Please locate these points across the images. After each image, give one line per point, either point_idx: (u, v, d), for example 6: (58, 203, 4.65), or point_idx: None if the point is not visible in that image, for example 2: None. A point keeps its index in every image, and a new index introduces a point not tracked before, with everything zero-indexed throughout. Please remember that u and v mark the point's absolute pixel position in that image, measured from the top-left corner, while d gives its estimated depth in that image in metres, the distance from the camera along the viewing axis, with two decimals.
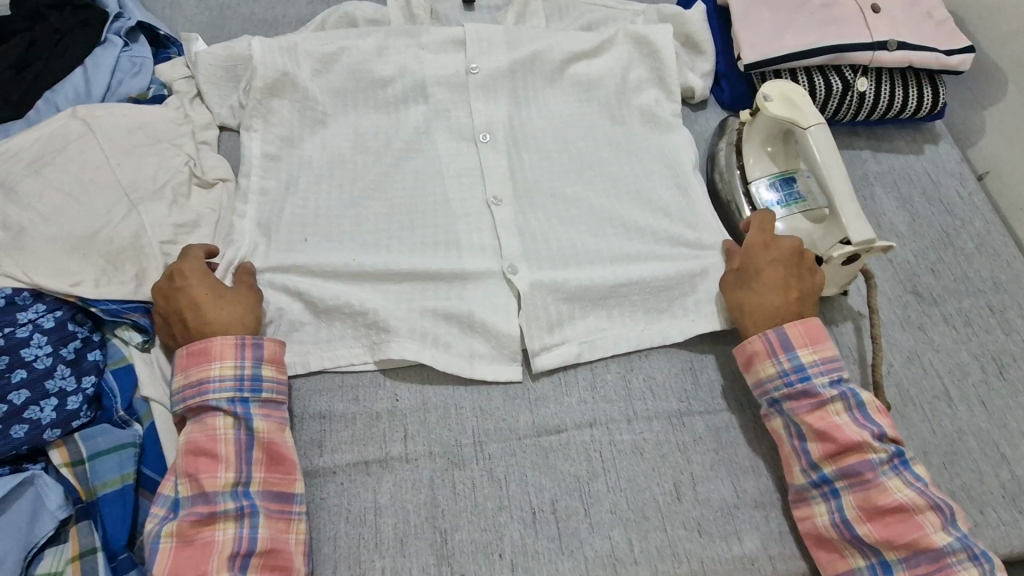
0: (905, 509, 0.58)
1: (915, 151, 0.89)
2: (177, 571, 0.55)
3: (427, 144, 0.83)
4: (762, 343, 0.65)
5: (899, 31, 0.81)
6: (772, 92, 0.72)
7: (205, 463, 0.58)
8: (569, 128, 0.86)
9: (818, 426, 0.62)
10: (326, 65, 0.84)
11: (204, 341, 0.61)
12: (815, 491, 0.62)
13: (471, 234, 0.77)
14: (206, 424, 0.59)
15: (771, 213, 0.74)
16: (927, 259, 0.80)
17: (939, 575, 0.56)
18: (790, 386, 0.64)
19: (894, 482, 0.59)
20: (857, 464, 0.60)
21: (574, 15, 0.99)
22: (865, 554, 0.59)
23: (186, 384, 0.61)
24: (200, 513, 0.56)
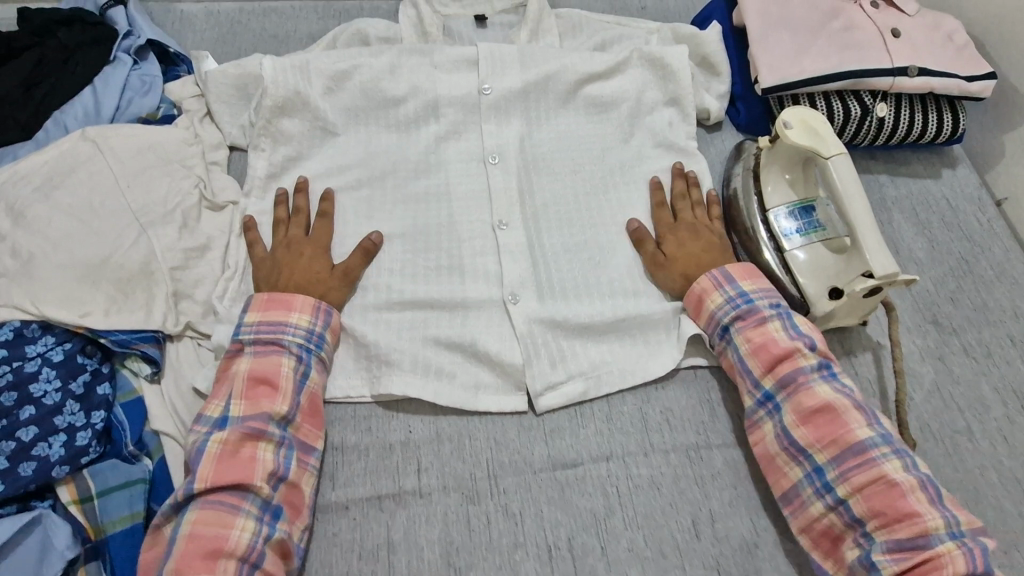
0: (833, 409, 0.61)
1: (933, 176, 0.88)
2: (220, 475, 0.56)
3: (439, 165, 0.82)
4: (709, 277, 0.71)
5: (920, 56, 0.80)
6: (793, 118, 0.71)
7: (262, 390, 0.61)
8: (583, 149, 0.85)
9: (757, 342, 0.66)
10: (338, 83, 0.83)
11: (287, 294, 0.66)
12: (761, 410, 0.66)
13: (475, 260, 0.76)
14: (272, 357, 0.63)
15: (789, 241, 0.74)
16: (946, 287, 0.79)
17: (864, 468, 0.58)
18: (735, 308, 0.68)
19: (823, 388, 0.63)
20: (790, 373, 0.64)
21: (588, 33, 0.98)
22: (803, 463, 0.62)
23: (259, 320, 0.65)
24: (251, 428, 0.58)
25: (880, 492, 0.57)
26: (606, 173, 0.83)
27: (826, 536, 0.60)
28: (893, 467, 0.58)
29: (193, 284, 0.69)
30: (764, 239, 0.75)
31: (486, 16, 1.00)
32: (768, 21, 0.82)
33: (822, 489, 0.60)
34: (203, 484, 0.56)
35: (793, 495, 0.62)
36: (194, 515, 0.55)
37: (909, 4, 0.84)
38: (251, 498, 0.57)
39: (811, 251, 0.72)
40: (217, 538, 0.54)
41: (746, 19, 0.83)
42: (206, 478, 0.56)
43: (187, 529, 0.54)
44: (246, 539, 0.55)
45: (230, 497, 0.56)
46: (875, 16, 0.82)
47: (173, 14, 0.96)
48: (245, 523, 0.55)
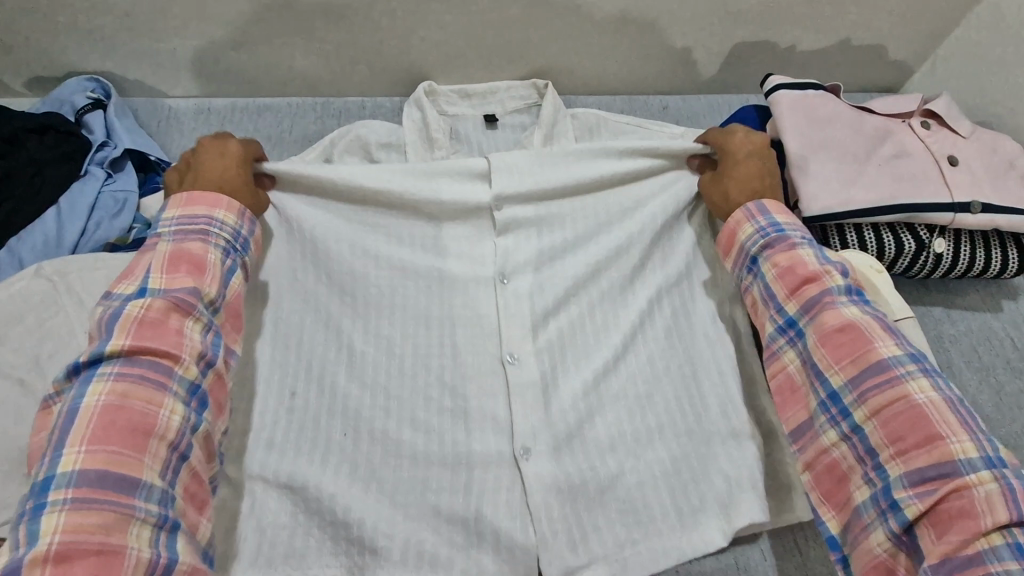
0: (857, 330, 0.56)
1: (993, 310, 0.78)
2: (142, 341, 0.51)
3: (441, 290, 0.72)
4: (742, 211, 0.67)
5: (983, 190, 0.71)
6: (845, 270, 0.66)
7: (184, 268, 0.56)
8: (601, 265, 0.73)
9: (784, 265, 0.62)
10: (331, 204, 0.74)
11: (213, 193, 0.61)
12: (781, 339, 0.62)
13: (481, 403, 0.66)
14: (196, 242, 0.58)
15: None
16: (1021, 450, 0.69)
17: (887, 388, 0.53)
18: (765, 237, 0.64)
19: (850, 311, 0.57)
20: (817, 296, 0.59)
21: (605, 137, 0.91)
22: (817, 390, 0.58)
23: (179, 216, 0.60)
24: (174, 299, 0.54)
25: (922, 454, 0.50)
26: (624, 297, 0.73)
27: (867, 550, 0.52)
28: (951, 445, 0.49)
29: None
30: None
31: (497, 117, 0.93)
32: (810, 140, 0.74)
33: (880, 500, 0.52)
34: (76, 457, 0.46)
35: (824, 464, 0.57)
36: (58, 509, 0.44)
37: (963, 125, 0.76)
38: (178, 378, 0.52)
39: None
40: (110, 518, 0.45)
41: (784, 138, 0.75)
42: (125, 345, 0.50)
43: (52, 535, 0.43)
44: (156, 493, 0.48)
45: (118, 478, 0.46)
46: (927, 139, 0.74)
47: (160, 111, 0.91)
48: (149, 491, 0.47)
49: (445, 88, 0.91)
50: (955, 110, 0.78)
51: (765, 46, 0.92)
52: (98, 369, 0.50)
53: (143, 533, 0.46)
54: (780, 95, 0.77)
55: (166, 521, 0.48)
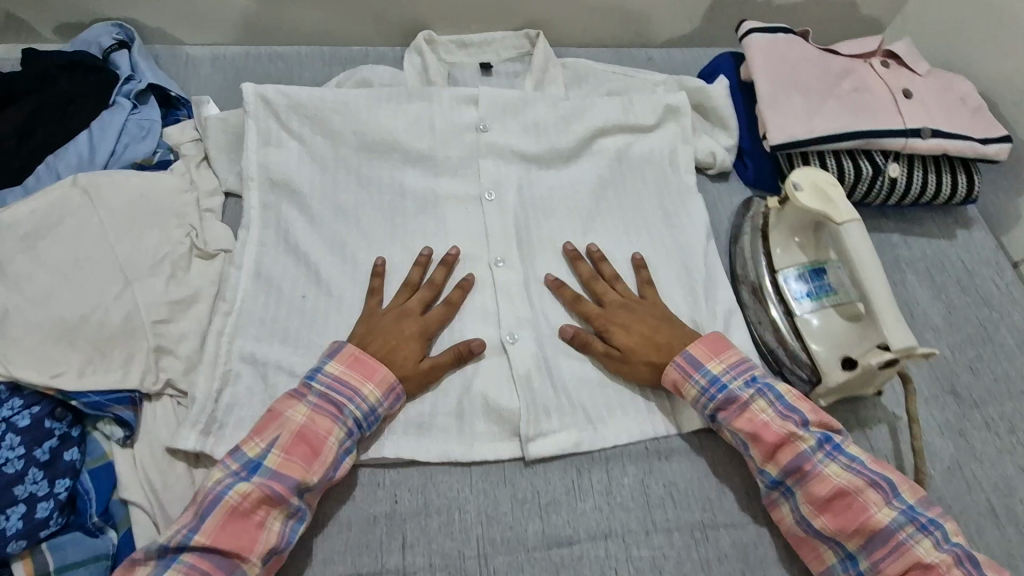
0: (848, 495, 0.59)
1: (947, 237, 0.85)
2: (220, 539, 0.54)
3: (436, 206, 0.83)
4: (675, 368, 0.67)
5: (933, 118, 0.78)
6: (802, 180, 0.69)
7: (302, 451, 0.59)
8: (576, 187, 0.86)
9: (749, 430, 0.63)
10: (338, 134, 0.84)
11: (376, 361, 0.64)
12: (776, 492, 0.63)
13: (472, 300, 0.76)
14: (325, 420, 0.61)
15: (799, 305, 0.72)
16: (964, 356, 0.76)
17: (896, 555, 0.57)
18: (713, 400, 0.65)
19: (832, 470, 0.60)
20: (793, 459, 0.61)
21: (593, 83, 0.97)
22: (834, 548, 0.60)
23: (336, 375, 0.63)
24: (270, 492, 0.56)
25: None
26: (602, 219, 0.84)
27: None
28: (924, 549, 0.57)
29: (177, 339, 0.67)
30: (773, 302, 0.74)
31: (491, 65, 0.99)
32: (777, 79, 0.80)
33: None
34: (202, 542, 0.54)
35: (795, 540, 0.62)
36: (179, 572, 0.53)
37: (920, 64, 0.83)
38: (241, 572, 0.54)
39: (824, 317, 0.71)
40: (219, 569, 0.54)
41: (755, 76, 0.81)
42: (207, 537, 0.54)
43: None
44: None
45: (221, 564, 0.54)
46: (885, 76, 0.81)
47: (178, 56, 0.96)
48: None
49: (444, 38, 0.97)
50: (913, 51, 0.84)
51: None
52: (179, 555, 0.54)
53: (252, 570, 0.54)
54: (753, 38, 0.82)
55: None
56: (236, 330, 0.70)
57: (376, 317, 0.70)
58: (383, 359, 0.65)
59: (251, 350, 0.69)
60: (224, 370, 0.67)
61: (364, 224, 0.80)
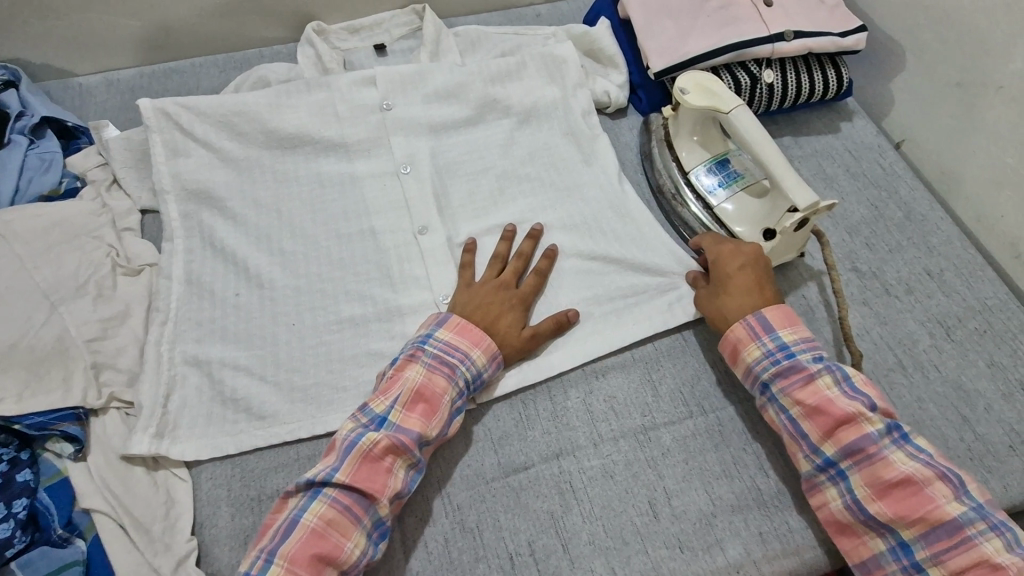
0: (913, 482, 0.56)
1: (833, 130, 0.91)
2: (357, 478, 0.57)
3: (353, 187, 0.84)
4: (745, 329, 0.66)
5: (793, 21, 0.84)
6: (688, 84, 0.75)
7: (420, 409, 0.62)
8: (485, 148, 0.88)
9: (810, 403, 0.61)
10: (243, 131, 0.85)
11: (481, 331, 0.67)
12: (822, 475, 0.61)
13: (403, 267, 0.79)
14: (440, 380, 0.63)
15: (715, 196, 0.78)
16: (861, 234, 0.82)
17: (960, 549, 0.54)
18: (776, 365, 0.64)
19: (897, 457, 0.58)
20: (857, 441, 0.59)
21: (488, 46, 1.00)
22: (884, 536, 0.57)
23: (447, 339, 0.65)
24: (398, 442, 0.59)
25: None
26: (516, 178, 0.87)
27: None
28: (992, 547, 0.53)
29: (115, 353, 0.70)
30: (693, 202, 0.80)
31: (386, 45, 1.01)
32: (648, 11, 0.86)
33: (910, 565, 0.56)
34: (343, 479, 0.57)
35: (841, 523, 0.60)
36: (323, 503, 0.56)
37: None
38: (371, 512, 0.57)
39: (738, 201, 0.77)
40: (347, 523, 0.56)
41: (630, 12, 0.86)
42: (345, 478, 0.57)
43: (313, 517, 0.55)
44: (376, 518, 0.58)
45: (359, 502, 0.57)
46: None
47: (71, 89, 0.95)
48: (372, 515, 0.57)
49: (335, 27, 0.99)
50: None
51: None
52: (322, 489, 0.57)
53: (383, 510, 0.58)
54: None
55: (377, 532, 0.58)
56: (174, 336, 0.72)
57: (475, 288, 0.72)
58: (485, 329, 0.68)
59: (192, 351, 0.71)
60: (169, 375, 0.69)
61: (283, 215, 0.82)
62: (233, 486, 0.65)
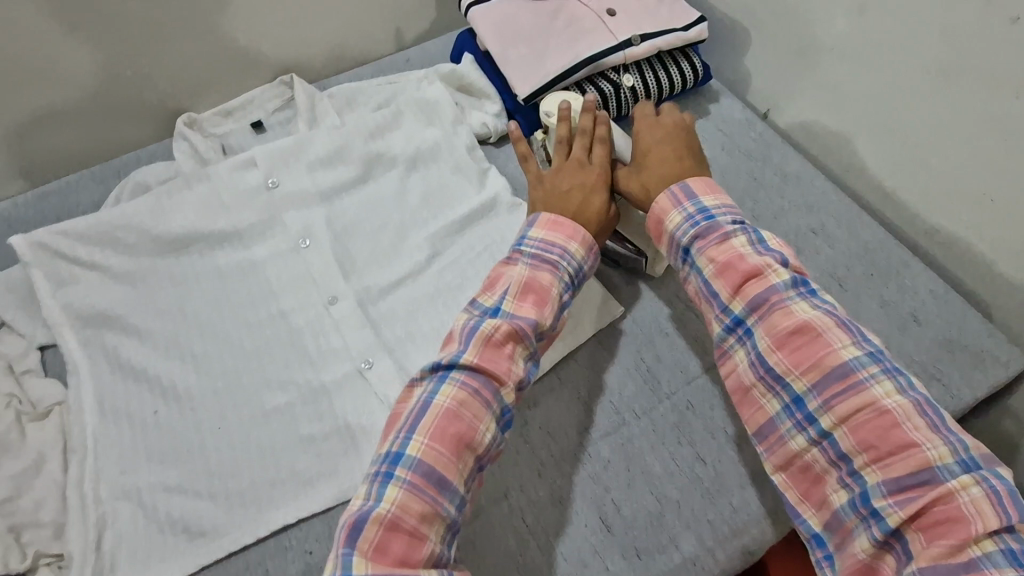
0: (812, 332, 0.57)
1: (703, 113, 0.95)
2: (433, 460, 0.52)
3: (254, 274, 0.84)
4: (665, 198, 0.66)
5: (638, 26, 0.88)
6: (551, 110, 0.80)
7: (491, 377, 0.57)
8: (379, 204, 0.89)
9: (719, 260, 0.62)
10: (128, 243, 0.83)
11: (571, 221, 0.66)
12: (731, 337, 0.62)
13: (319, 343, 0.79)
14: (500, 350, 0.58)
15: None
16: (746, 207, 0.86)
17: (851, 394, 0.55)
18: (693, 228, 0.64)
19: (800, 308, 0.59)
20: (760, 293, 0.59)
21: (363, 100, 1.00)
22: (780, 395, 0.59)
23: (515, 297, 0.61)
24: (518, 327, 0.59)
25: (872, 425, 0.54)
26: (414, 227, 0.88)
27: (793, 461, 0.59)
28: (885, 394, 0.54)
29: (34, 506, 0.67)
30: None
31: (263, 121, 1.00)
32: (503, 41, 0.88)
33: (803, 422, 0.58)
34: (472, 361, 0.56)
35: (746, 385, 0.62)
36: (453, 388, 0.55)
37: None
38: (451, 497, 0.53)
39: None
40: (428, 509, 0.51)
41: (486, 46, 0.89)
42: (423, 459, 0.52)
43: (447, 398, 0.55)
44: (503, 406, 0.58)
45: (487, 387, 0.56)
46: (591, 3, 0.91)
47: None
48: (499, 401, 0.57)
49: (205, 114, 0.97)
50: None
51: None
52: (397, 474, 0.51)
53: (509, 396, 0.58)
54: (475, 13, 0.91)
55: (503, 421, 0.58)
56: (95, 469, 0.70)
57: (554, 176, 0.72)
58: (574, 219, 0.67)
59: (117, 483, 0.69)
60: (97, 514, 0.67)
61: (188, 317, 0.80)
62: None
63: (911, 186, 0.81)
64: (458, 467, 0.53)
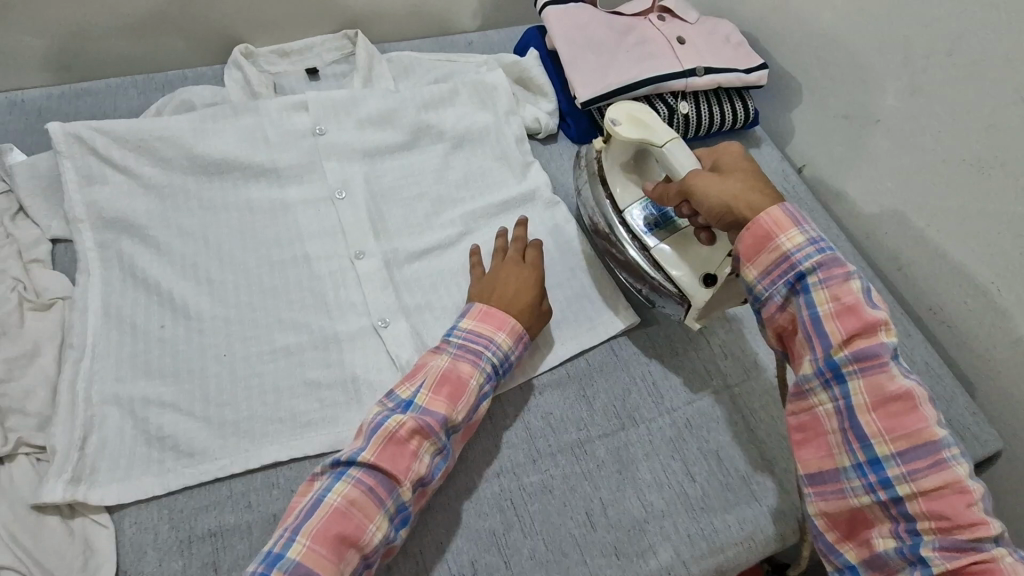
0: (911, 398, 0.56)
1: None
2: (322, 549, 0.53)
3: (285, 214, 0.83)
4: (785, 215, 0.62)
5: (704, 58, 0.92)
6: (620, 115, 0.76)
7: (388, 471, 0.58)
8: (421, 173, 0.90)
9: (841, 301, 0.59)
10: (164, 154, 0.81)
11: (503, 313, 0.70)
12: (818, 380, 0.60)
13: (339, 293, 0.79)
14: (407, 445, 0.60)
15: (650, 238, 0.77)
16: None
17: (933, 465, 0.54)
18: (819, 257, 0.60)
19: (900, 372, 0.57)
20: (870, 346, 0.57)
21: (422, 71, 1.01)
22: (857, 448, 0.58)
23: (429, 394, 0.63)
24: (424, 424, 0.60)
25: (946, 495, 0.53)
26: (450, 202, 0.89)
27: (846, 510, 0.59)
28: (965, 472, 0.54)
29: (21, 394, 0.66)
30: (628, 242, 0.78)
31: (318, 69, 1.00)
32: (573, 44, 0.91)
33: (875, 482, 0.56)
34: (368, 459, 0.58)
35: (818, 426, 0.61)
36: (347, 484, 0.57)
37: (689, 14, 0.98)
38: None
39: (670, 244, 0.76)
40: None
41: (557, 45, 0.91)
42: (311, 546, 0.53)
43: (338, 496, 0.56)
44: (399, 503, 0.59)
45: (383, 484, 0.58)
46: (663, 28, 0.95)
47: None
48: (395, 499, 0.58)
49: (263, 50, 0.97)
50: (682, 4, 0.99)
51: None
52: (279, 564, 0.52)
53: (406, 494, 0.59)
54: (549, 12, 0.93)
55: (398, 518, 0.59)
56: (88, 372, 0.68)
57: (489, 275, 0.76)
58: (506, 311, 0.70)
59: (111, 389, 0.68)
60: (85, 416, 0.65)
61: (212, 241, 0.80)
62: (160, 529, 0.63)
63: (926, 264, 0.86)
64: (340, 567, 0.54)
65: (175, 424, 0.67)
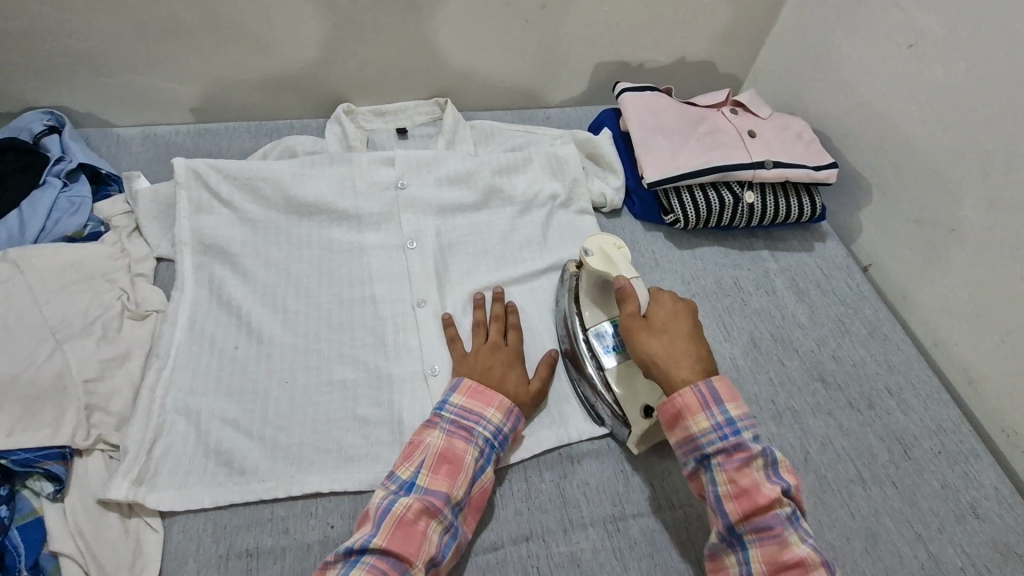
0: (804, 564, 0.57)
1: (806, 248, 1.00)
2: None
3: (359, 257, 0.90)
4: (695, 397, 0.63)
5: (774, 153, 0.95)
6: (593, 247, 0.79)
7: (399, 553, 0.59)
8: (488, 232, 0.95)
9: (741, 483, 0.60)
10: (263, 192, 0.90)
11: (491, 390, 0.71)
12: (725, 544, 0.61)
13: (398, 337, 0.83)
14: (414, 527, 0.61)
15: (606, 359, 0.77)
16: (828, 347, 0.88)
17: None
18: (721, 440, 0.62)
19: (794, 539, 0.59)
20: (765, 520, 0.59)
21: (500, 140, 1.09)
22: None
23: (427, 476, 0.64)
24: (429, 504, 0.62)
25: None
26: (511, 261, 0.93)
27: None
28: None
29: (108, 394, 0.72)
30: (586, 362, 0.77)
31: (408, 129, 1.10)
32: (646, 128, 0.96)
33: None
34: (379, 543, 0.59)
35: None
36: (361, 571, 0.57)
37: (762, 109, 1.02)
38: None
39: (625, 368, 0.76)
40: None
41: (629, 127, 0.96)
42: None
43: None
44: None
45: (396, 567, 0.58)
46: (734, 120, 0.99)
47: (109, 138, 1.02)
48: None
49: (362, 108, 1.07)
50: (756, 99, 1.03)
51: (620, 64, 1.17)
52: None
53: None
54: (626, 97, 0.99)
55: None
56: (167, 382, 0.74)
57: (471, 356, 0.76)
58: (495, 388, 0.72)
59: (183, 401, 0.73)
60: (157, 421, 0.71)
61: (290, 272, 0.87)
62: (203, 541, 0.66)
63: (999, 381, 0.82)
64: None
65: (234, 440, 0.71)
